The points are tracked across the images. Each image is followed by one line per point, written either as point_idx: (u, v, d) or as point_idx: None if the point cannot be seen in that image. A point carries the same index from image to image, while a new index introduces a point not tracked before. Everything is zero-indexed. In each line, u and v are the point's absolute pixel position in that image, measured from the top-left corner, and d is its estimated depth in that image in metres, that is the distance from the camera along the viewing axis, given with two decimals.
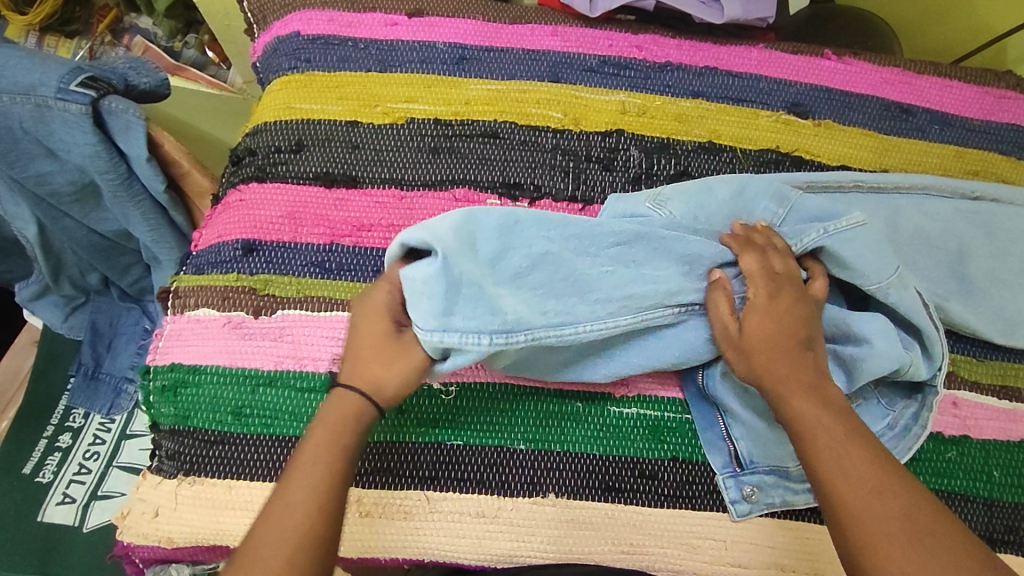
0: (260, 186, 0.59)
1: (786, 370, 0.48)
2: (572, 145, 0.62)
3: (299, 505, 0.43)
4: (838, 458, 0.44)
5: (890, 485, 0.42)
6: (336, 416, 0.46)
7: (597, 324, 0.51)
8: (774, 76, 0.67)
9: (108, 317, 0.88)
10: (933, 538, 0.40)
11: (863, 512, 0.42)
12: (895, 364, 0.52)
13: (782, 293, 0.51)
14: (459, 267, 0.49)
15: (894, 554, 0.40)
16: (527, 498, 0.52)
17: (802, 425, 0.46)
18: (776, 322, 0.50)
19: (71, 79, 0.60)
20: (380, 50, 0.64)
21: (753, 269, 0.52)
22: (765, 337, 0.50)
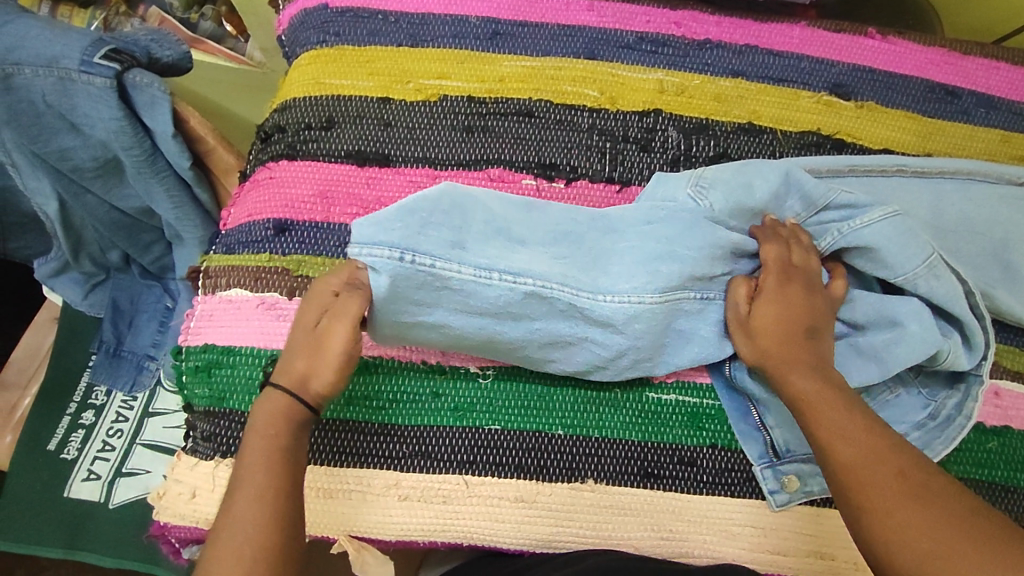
0: (291, 164, 0.57)
1: (791, 358, 0.49)
2: (609, 125, 0.60)
3: (242, 521, 0.42)
4: (853, 443, 0.44)
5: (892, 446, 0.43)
6: (269, 423, 0.46)
7: (621, 300, 0.49)
8: (816, 55, 0.65)
9: (129, 295, 0.87)
10: (933, 493, 0.41)
11: (868, 469, 0.42)
12: (930, 348, 0.51)
13: (794, 282, 0.52)
14: (429, 218, 0.46)
15: (896, 509, 0.40)
16: (565, 484, 0.52)
17: (808, 403, 0.47)
18: (783, 311, 0.51)
19: (93, 50, 0.58)
20: (412, 24, 0.62)
21: (771, 258, 0.52)
22: (770, 322, 0.51)
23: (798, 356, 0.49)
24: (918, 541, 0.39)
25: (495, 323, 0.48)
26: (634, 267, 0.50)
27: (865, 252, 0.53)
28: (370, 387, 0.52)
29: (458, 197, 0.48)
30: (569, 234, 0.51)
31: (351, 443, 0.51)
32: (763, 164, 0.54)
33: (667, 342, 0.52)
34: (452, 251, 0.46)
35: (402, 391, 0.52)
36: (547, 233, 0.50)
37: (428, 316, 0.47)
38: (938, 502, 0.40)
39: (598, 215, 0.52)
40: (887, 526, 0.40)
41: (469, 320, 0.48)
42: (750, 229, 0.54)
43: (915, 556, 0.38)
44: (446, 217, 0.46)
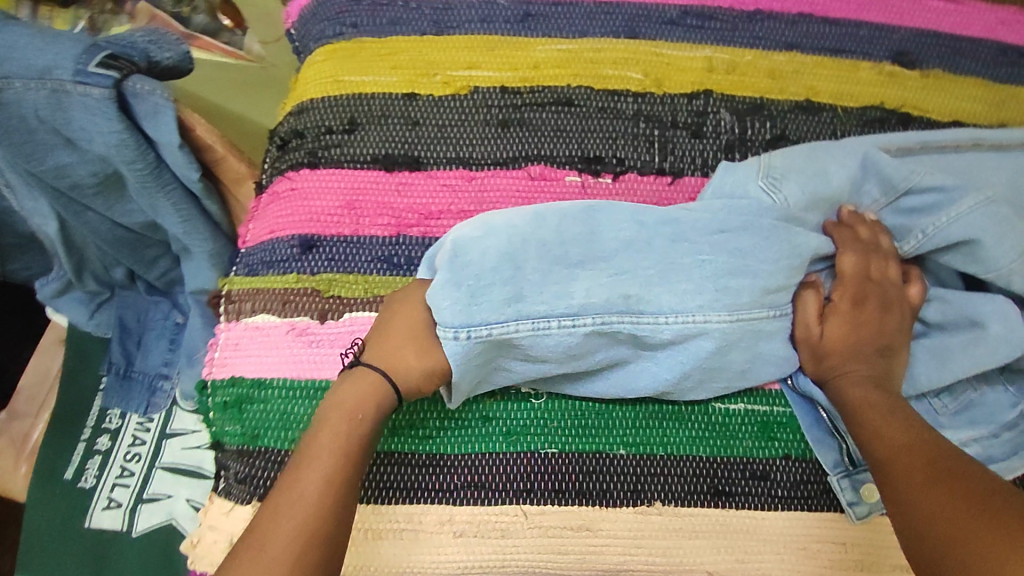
0: (313, 173, 0.52)
1: (859, 372, 0.46)
2: (655, 111, 0.55)
3: (298, 508, 0.39)
4: (883, 435, 0.43)
5: (928, 440, 0.41)
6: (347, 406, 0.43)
7: (685, 320, 0.45)
8: (876, 21, 0.60)
9: (134, 312, 0.82)
10: (965, 479, 0.38)
11: (899, 464, 0.41)
12: (1015, 350, 0.46)
13: (870, 295, 0.48)
14: (473, 264, 0.44)
15: (922, 498, 0.38)
16: (631, 508, 0.47)
17: (851, 406, 0.45)
18: (858, 325, 0.48)
19: (88, 57, 0.53)
20: (435, 9, 0.57)
21: (848, 269, 0.48)
22: (842, 335, 0.47)
23: (870, 373, 0.46)
24: (947, 527, 0.36)
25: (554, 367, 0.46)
26: (700, 281, 0.46)
27: (957, 246, 0.48)
28: (414, 416, 0.48)
29: (508, 243, 0.44)
30: (631, 245, 0.46)
31: (398, 478, 0.47)
32: (837, 148, 0.50)
33: (746, 364, 0.48)
34: (506, 306, 0.43)
35: (448, 418, 0.48)
36: (612, 243, 0.46)
37: (481, 372, 0.45)
38: (970, 485, 0.38)
39: (666, 218, 0.47)
40: (915, 517, 0.38)
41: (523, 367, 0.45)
42: (824, 223, 0.50)
43: (941, 542, 0.36)
44: (495, 264, 0.44)
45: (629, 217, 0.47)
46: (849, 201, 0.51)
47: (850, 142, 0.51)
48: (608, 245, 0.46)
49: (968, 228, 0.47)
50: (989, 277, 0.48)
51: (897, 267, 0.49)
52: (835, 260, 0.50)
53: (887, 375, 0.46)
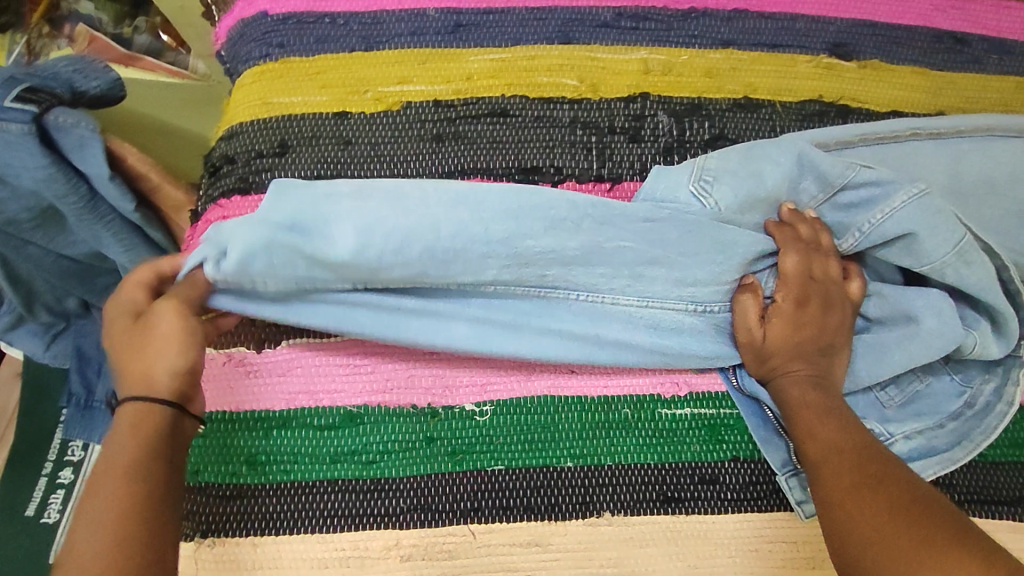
0: (244, 200, 0.51)
1: (800, 372, 0.46)
2: (592, 116, 0.55)
3: (93, 534, 0.36)
4: (819, 435, 0.43)
5: (861, 442, 0.42)
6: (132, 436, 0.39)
7: (594, 298, 0.47)
8: (812, 13, 0.59)
9: (94, 341, 0.80)
10: (892, 484, 0.39)
11: (832, 466, 0.41)
12: (949, 343, 0.46)
13: (812, 294, 0.47)
14: (335, 230, 0.42)
15: (849, 500, 0.39)
16: (579, 520, 0.46)
17: (789, 405, 0.45)
18: (799, 325, 0.47)
19: (4, 93, 0.52)
20: (363, 24, 0.56)
21: (790, 268, 0.47)
22: (784, 335, 0.47)
23: (809, 373, 0.46)
24: (866, 530, 0.38)
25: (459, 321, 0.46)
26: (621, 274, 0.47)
27: (892, 242, 0.48)
28: (357, 440, 0.47)
29: (417, 223, 0.43)
30: (560, 259, 0.45)
31: (343, 505, 0.45)
32: (771, 146, 0.49)
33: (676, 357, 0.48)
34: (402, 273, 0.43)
35: (392, 440, 0.47)
36: (542, 258, 0.45)
37: (397, 332, 0.45)
38: (895, 489, 0.39)
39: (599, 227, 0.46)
40: (839, 517, 0.39)
41: (426, 321, 0.45)
42: (766, 223, 0.49)
43: (858, 543, 0.37)
44: (363, 222, 0.42)
45: (558, 236, 0.45)
46: (788, 199, 0.49)
47: (787, 139, 0.49)
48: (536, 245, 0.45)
49: (903, 223, 0.46)
50: (925, 271, 0.47)
51: (838, 262, 0.49)
52: (777, 258, 0.49)
53: (825, 375, 0.46)
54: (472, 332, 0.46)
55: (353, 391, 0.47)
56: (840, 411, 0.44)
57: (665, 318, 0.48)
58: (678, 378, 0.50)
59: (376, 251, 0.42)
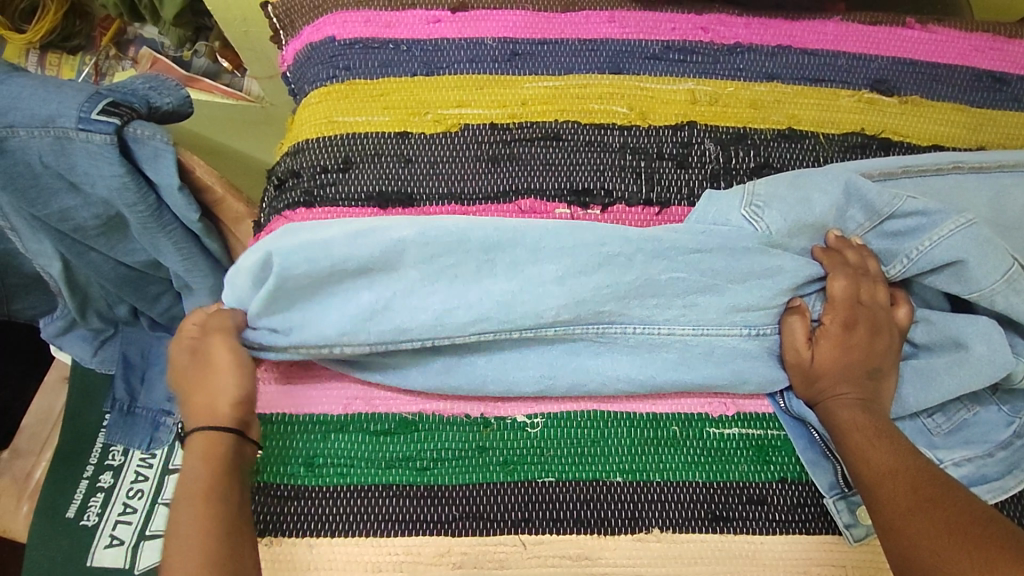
0: (309, 212, 0.54)
1: (848, 395, 0.47)
2: (641, 143, 0.57)
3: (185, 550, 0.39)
4: (874, 463, 0.43)
5: (915, 466, 0.42)
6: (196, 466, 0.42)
7: (650, 327, 0.49)
8: (853, 51, 0.61)
9: (139, 348, 0.83)
10: (951, 507, 0.39)
11: (887, 489, 0.42)
12: (1000, 370, 0.47)
13: (863, 318, 0.48)
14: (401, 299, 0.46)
15: (908, 522, 0.40)
16: (630, 535, 0.47)
17: (841, 427, 0.46)
18: (849, 346, 0.48)
19: (91, 106, 0.56)
20: (425, 51, 0.59)
21: (839, 292, 0.48)
22: (833, 357, 0.48)
23: (859, 395, 0.47)
24: (930, 553, 0.38)
25: (526, 353, 0.48)
26: (673, 295, 0.48)
27: (942, 268, 0.49)
28: (410, 447, 0.48)
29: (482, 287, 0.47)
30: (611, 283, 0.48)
31: (396, 510, 0.46)
32: (819, 174, 0.50)
33: (725, 379, 0.49)
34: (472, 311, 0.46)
35: (446, 448, 0.48)
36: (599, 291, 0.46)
37: (475, 373, 0.48)
38: (953, 510, 0.39)
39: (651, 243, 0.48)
40: (901, 541, 0.39)
41: (494, 363, 0.48)
42: (812, 248, 0.51)
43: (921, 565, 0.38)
44: (416, 273, 0.47)
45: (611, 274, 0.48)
46: (835, 225, 0.51)
47: (834, 168, 0.51)
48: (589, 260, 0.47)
49: (952, 250, 0.47)
50: (973, 297, 0.48)
51: (886, 290, 0.49)
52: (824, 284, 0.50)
53: (874, 400, 0.47)
54: (537, 353, 0.49)
55: (410, 399, 0.49)
56: (892, 436, 0.45)
57: (719, 344, 0.49)
58: (726, 398, 0.51)
59: (446, 300, 0.46)
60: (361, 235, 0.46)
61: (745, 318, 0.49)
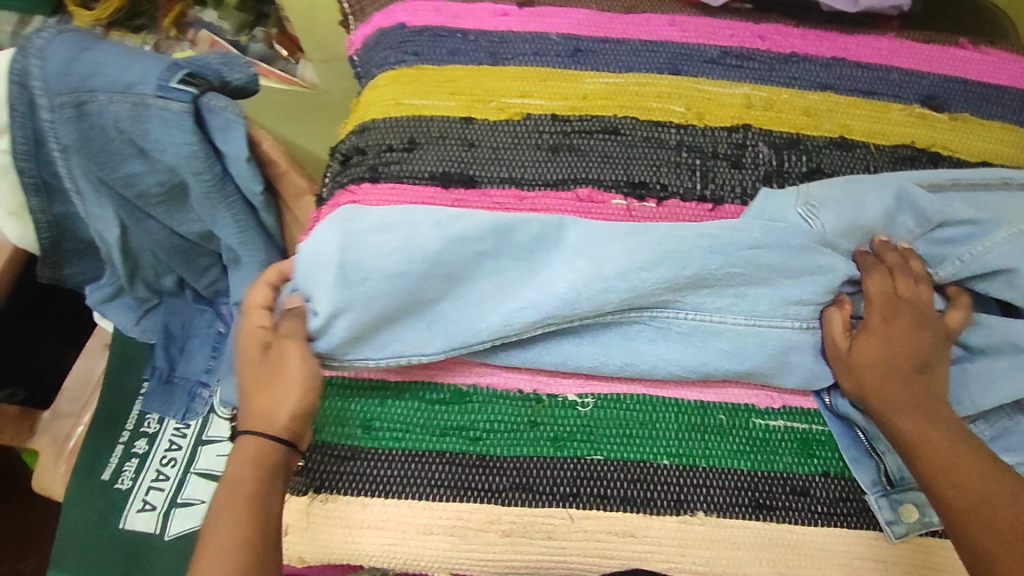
0: (374, 187, 0.55)
1: (899, 393, 0.47)
2: (697, 142, 0.59)
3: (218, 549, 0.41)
4: (949, 471, 0.43)
5: (976, 475, 0.42)
6: (244, 470, 0.44)
7: (701, 317, 0.50)
8: (906, 67, 0.63)
9: (180, 320, 0.85)
10: (1008, 526, 0.40)
11: (962, 500, 0.42)
12: None
13: (906, 310, 0.49)
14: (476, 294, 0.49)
15: (999, 545, 0.39)
16: (674, 517, 0.48)
17: (909, 435, 0.45)
18: (896, 339, 0.48)
19: (170, 75, 0.58)
20: (492, 42, 0.61)
21: (875, 291, 0.50)
22: (877, 348, 0.48)
23: (903, 390, 0.47)
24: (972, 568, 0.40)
25: (580, 335, 0.50)
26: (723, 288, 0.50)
27: (994, 274, 0.50)
28: (464, 417, 0.50)
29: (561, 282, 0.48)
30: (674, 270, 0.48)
31: (448, 477, 0.48)
32: (873, 181, 0.52)
33: (771, 370, 0.50)
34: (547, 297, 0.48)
35: (498, 421, 0.50)
36: (654, 275, 0.48)
37: (532, 351, 0.50)
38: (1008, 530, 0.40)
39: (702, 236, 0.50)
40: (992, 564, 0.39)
41: (547, 346, 0.50)
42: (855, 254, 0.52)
43: None
44: (487, 282, 0.49)
45: (672, 268, 0.48)
46: (886, 228, 0.52)
47: (888, 176, 0.53)
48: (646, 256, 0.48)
49: (1003, 256, 0.49)
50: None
51: (929, 288, 0.50)
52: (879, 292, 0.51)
53: (938, 403, 0.46)
54: (592, 333, 0.50)
55: (465, 371, 0.51)
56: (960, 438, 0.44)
57: (769, 338, 0.50)
58: (772, 391, 0.52)
59: (528, 308, 0.48)
60: (458, 241, 0.48)
61: (794, 312, 0.51)
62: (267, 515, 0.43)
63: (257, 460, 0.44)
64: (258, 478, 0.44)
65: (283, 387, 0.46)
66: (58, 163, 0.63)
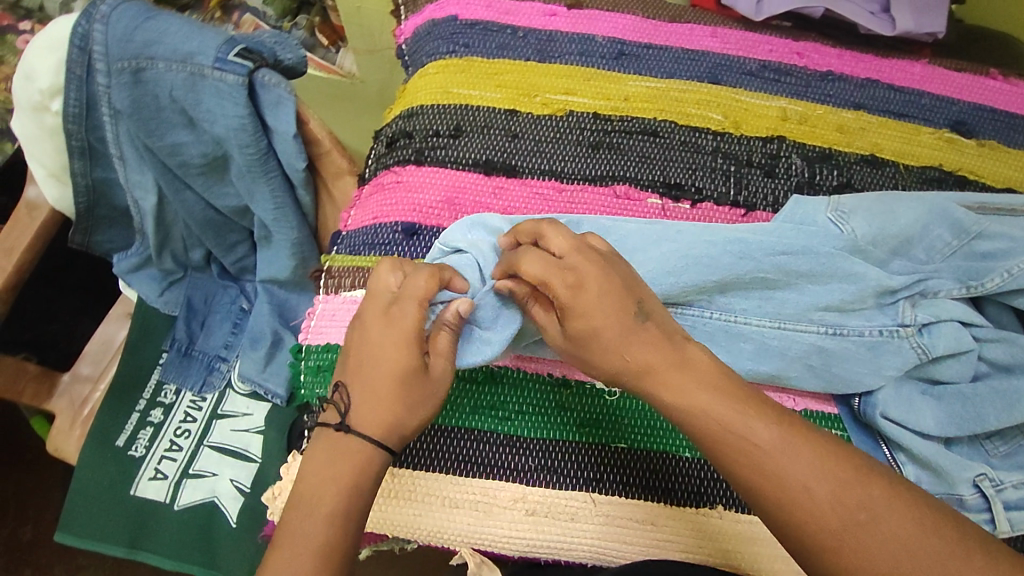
0: (419, 169, 0.57)
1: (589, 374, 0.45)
2: (733, 149, 0.60)
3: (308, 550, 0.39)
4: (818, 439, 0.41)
5: (769, 446, 0.38)
6: (341, 472, 0.42)
7: (728, 317, 0.51)
8: (937, 92, 0.65)
9: (203, 294, 0.86)
10: (913, 526, 0.35)
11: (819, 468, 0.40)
12: None
13: (589, 276, 0.42)
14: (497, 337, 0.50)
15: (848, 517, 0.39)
16: (693, 509, 0.48)
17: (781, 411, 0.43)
18: (593, 317, 0.41)
19: (228, 49, 0.60)
20: (540, 40, 0.64)
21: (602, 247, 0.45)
22: (607, 339, 0.41)
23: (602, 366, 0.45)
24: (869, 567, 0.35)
25: None
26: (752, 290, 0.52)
27: None
28: (495, 397, 0.50)
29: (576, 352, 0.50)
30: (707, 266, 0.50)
31: (476, 454, 0.49)
32: (906, 199, 0.54)
33: (797, 374, 0.51)
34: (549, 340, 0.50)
35: (527, 404, 0.50)
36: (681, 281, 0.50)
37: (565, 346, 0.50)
38: (822, 507, 0.36)
39: (735, 237, 0.51)
40: None
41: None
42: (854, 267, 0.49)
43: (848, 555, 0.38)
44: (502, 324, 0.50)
45: (699, 274, 0.50)
46: (918, 240, 0.53)
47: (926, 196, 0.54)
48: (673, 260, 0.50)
49: None
50: None
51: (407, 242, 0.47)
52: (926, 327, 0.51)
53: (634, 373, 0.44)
54: None
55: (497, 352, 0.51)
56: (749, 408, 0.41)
57: (801, 342, 0.51)
58: (781, 392, 0.53)
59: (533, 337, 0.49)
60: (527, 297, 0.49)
61: (822, 317, 0.51)
62: (352, 535, 0.41)
63: (365, 474, 0.42)
64: (358, 495, 0.42)
65: (416, 399, 0.43)
66: (107, 128, 0.65)
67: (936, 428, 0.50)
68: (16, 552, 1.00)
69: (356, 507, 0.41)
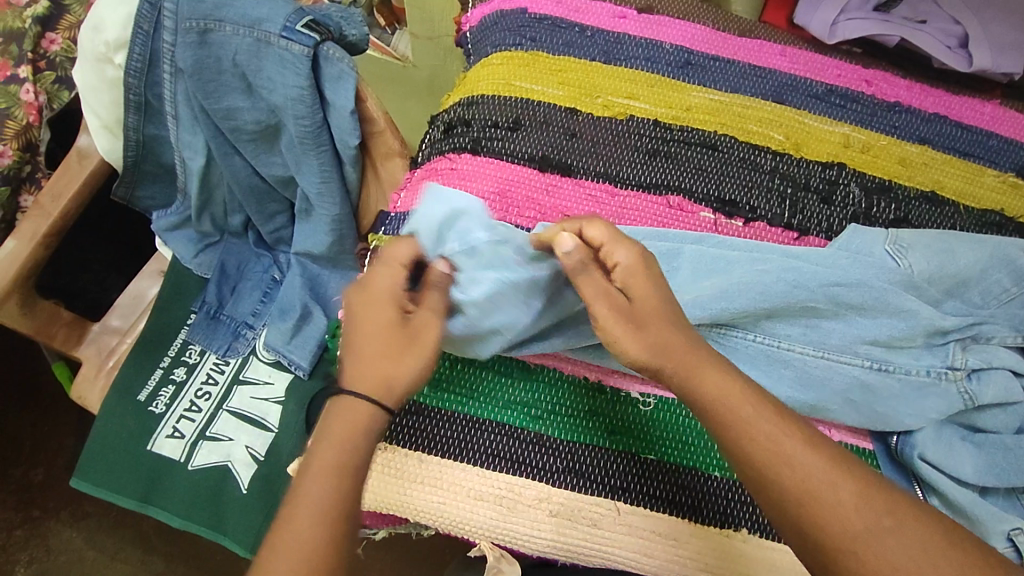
0: (474, 158, 0.57)
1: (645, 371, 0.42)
2: (792, 171, 0.59)
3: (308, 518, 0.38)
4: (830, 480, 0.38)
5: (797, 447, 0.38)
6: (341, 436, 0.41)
7: (770, 342, 0.50)
8: (1005, 135, 0.63)
9: (237, 261, 0.86)
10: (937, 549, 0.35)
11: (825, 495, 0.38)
12: None
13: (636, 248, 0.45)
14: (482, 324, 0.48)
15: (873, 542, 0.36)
16: (719, 530, 0.47)
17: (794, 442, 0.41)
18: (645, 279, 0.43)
19: (296, 19, 0.60)
20: (607, 41, 0.63)
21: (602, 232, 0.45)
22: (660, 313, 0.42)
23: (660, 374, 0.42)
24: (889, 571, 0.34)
25: None
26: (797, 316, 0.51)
27: None
28: (527, 394, 0.50)
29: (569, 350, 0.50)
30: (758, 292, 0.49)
31: (505, 449, 0.49)
32: (965, 238, 0.53)
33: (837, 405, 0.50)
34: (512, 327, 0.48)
35: (560, 405, 0.50)
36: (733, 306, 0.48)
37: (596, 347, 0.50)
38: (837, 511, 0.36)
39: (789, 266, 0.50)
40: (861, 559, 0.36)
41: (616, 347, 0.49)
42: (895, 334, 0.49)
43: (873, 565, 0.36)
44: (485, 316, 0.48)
45: (750, 298, 0.49)
46: (974, 283, 0.52)
47: (984, 237, 0.53)
48: (721, 286, 0.49)
49: None
50: None
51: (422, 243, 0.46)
52: (980, 378, 0.49)
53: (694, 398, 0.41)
54: None
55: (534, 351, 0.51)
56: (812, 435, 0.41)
57: (843, 374, 0.50)
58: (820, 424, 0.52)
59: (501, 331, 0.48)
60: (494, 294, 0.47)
61: (867, 351, 0.50)
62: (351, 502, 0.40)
63: (358, 435, 0.41)
64: (355, 457, 0.41)
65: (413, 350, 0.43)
66: (166, 85, 0.65)
67: (974, 476, 0.48)
68: (27, 491, 1.02)
69: (353, 466, 0.40)
